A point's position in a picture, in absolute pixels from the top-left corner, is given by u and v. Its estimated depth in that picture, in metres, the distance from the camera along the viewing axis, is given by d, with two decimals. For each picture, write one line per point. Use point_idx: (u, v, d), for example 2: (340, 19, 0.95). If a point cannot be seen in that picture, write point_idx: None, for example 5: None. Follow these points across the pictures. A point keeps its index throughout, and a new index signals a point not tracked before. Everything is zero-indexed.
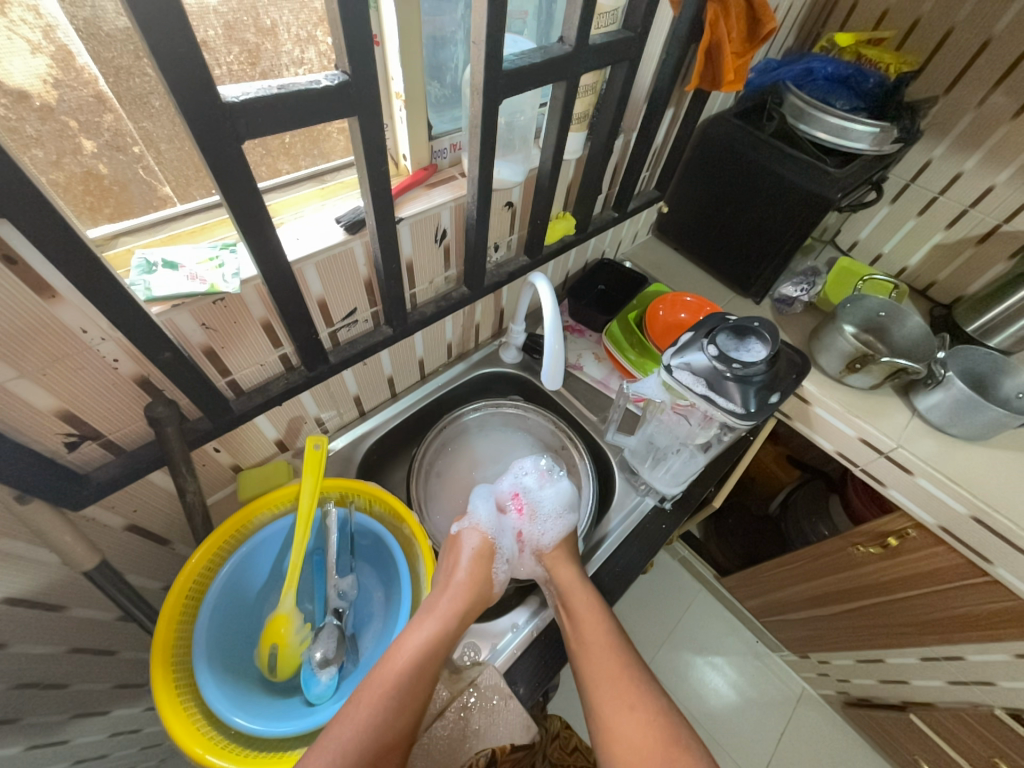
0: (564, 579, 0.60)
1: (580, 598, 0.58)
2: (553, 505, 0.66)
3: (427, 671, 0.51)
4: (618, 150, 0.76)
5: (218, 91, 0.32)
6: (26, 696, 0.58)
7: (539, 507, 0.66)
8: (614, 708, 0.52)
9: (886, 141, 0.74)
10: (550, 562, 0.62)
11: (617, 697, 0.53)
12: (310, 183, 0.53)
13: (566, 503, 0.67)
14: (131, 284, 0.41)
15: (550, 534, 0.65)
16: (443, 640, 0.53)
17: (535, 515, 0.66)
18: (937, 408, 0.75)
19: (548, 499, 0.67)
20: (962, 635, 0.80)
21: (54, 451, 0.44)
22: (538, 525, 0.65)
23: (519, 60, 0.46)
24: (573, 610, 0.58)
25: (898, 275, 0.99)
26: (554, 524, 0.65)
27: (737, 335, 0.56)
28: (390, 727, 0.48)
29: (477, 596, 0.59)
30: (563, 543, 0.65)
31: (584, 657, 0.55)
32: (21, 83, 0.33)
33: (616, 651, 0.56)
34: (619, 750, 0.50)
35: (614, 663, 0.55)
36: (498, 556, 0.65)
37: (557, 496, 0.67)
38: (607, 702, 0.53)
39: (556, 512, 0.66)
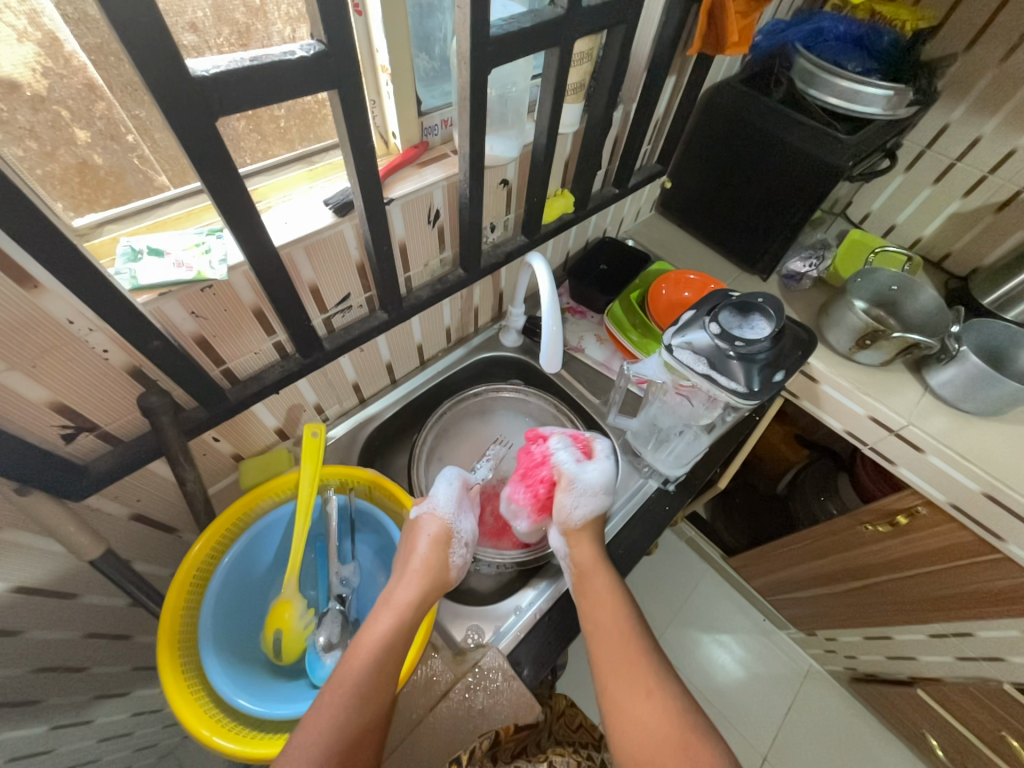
0: (583, 559, 0.60)
1: (599, 580, 0.58)
2: (594, 480, 0.62)
3: (389, 663, 0.50)
4: (617, 123, 0.72)
5: (186, 65, 0.30)
6: (46, 679, 0.60)
7: (577, 479, 0.62)
8: (628, 692, 0.52)
9: (900, 105, 0.71)
10: (573, 540, 0.61)
11: (631, 682, 0.52)
12: (298, 165, 0.51)
13: (603, 484, 0.63)
14: (117, 274, 0.40)
15: (583, 508, 0.61)
16: (401, 631, 0.52)
17: (571, 487, 0.62)
18: (950, 383, 0.73)
19: (592, 473, 0.63)
20: (972, 611, 0.80)
21: (51, 442, 0.44)
22: (576, 495, 0.62)
23: (507, 26, 0.44)
24: (591, 591, 0.58)
25: (912, 247, 0.96)
26: (589, 500, 0.62)
27: (740, 312, 0.55)
28: (356, 724, 0.46)
29: (436, 585, 0.55)
30: (592, 522, 0.62)
31: (600, 638, 0.55)
32: (10, 73, 0.32)
33: (631, 637, 0.55)
34: (630, 732, 0.50)
35: (630, 648, 0.54)
36: (455, 540, 0.59)
37: (602, 469, 0.63)
38: (621, 687, 0.52)
39: (592, 489, 0.62)
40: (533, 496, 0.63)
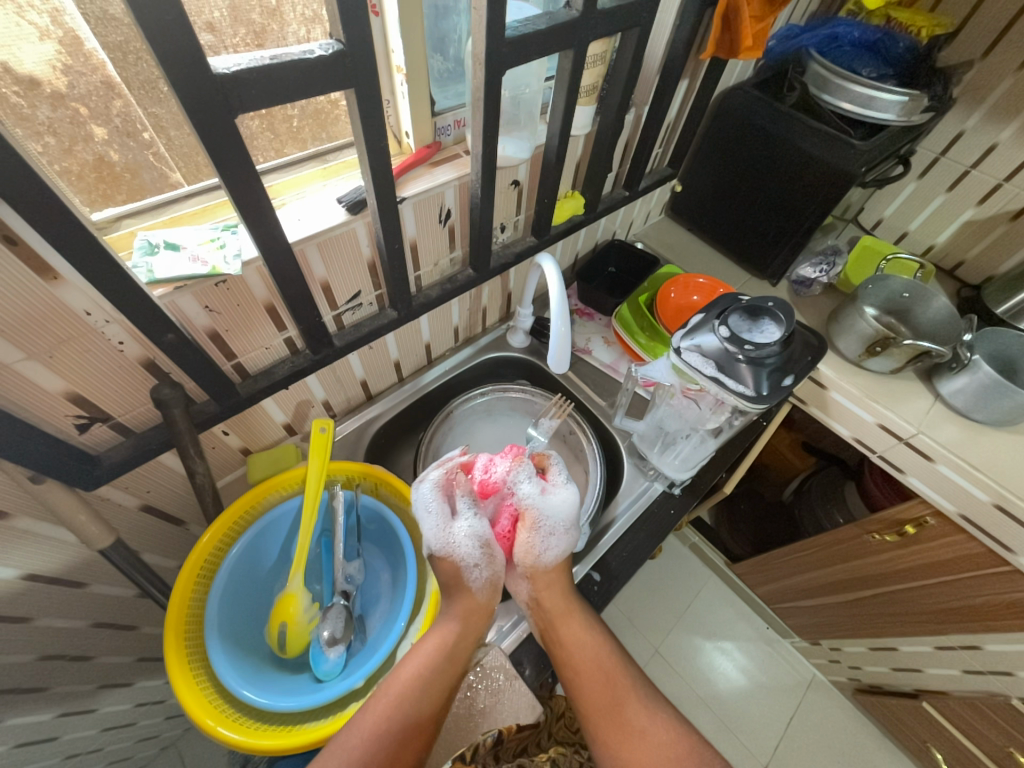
0: (550, 604, 0.57)
1: (574, 624, 0.56)
2: (563, 515, 0.59)
3: (437, 680, 0.51)
4: (628, 125, 0.72)
5: (208, 63, 0.31)
6: (52, 667, 0.61)
7: (543, 515, 0.59)
8: (636, 716, 0.51)
9: (915, 110, 0.70)
10: (540, 584, 0.58)
11: (634, 708, 0.52)
12: (312, 164, 0.52)
13: (573, 517, 0.60)
14: (134, 267, 0.41)
15: (555, 550, 0.59)
16: (448, 653, 0.53)
17: (538, 525, 0.59)
18: (961, 392, 0.72)
19: (556, 509, 0.59)
20: (979, 624, 0.79)
21: (65, 432, 0.44)
22: (543, 534, 0.59)
23: (521, 27, 0.44)
24: (562, 637, 0.56)
25: (925, 254, 0.95)
26: (558, 537, 0.59)
27: (750, 316, 0.54)
28: (402, 733, 0.47)
29: (479, 616, 0.57)
30: (563, 561, 0.60)
31: (592, 676, 0.54)
32: (32, 71, 0.33)
33: (620, 666, 0.56)
34: None
35: (623, 678, 0.55)
36: (468, 566, 0.58)
37: (564, 499, 0.60)
38: (626, 712, 0.52)
39: (560, 524, 0.59)
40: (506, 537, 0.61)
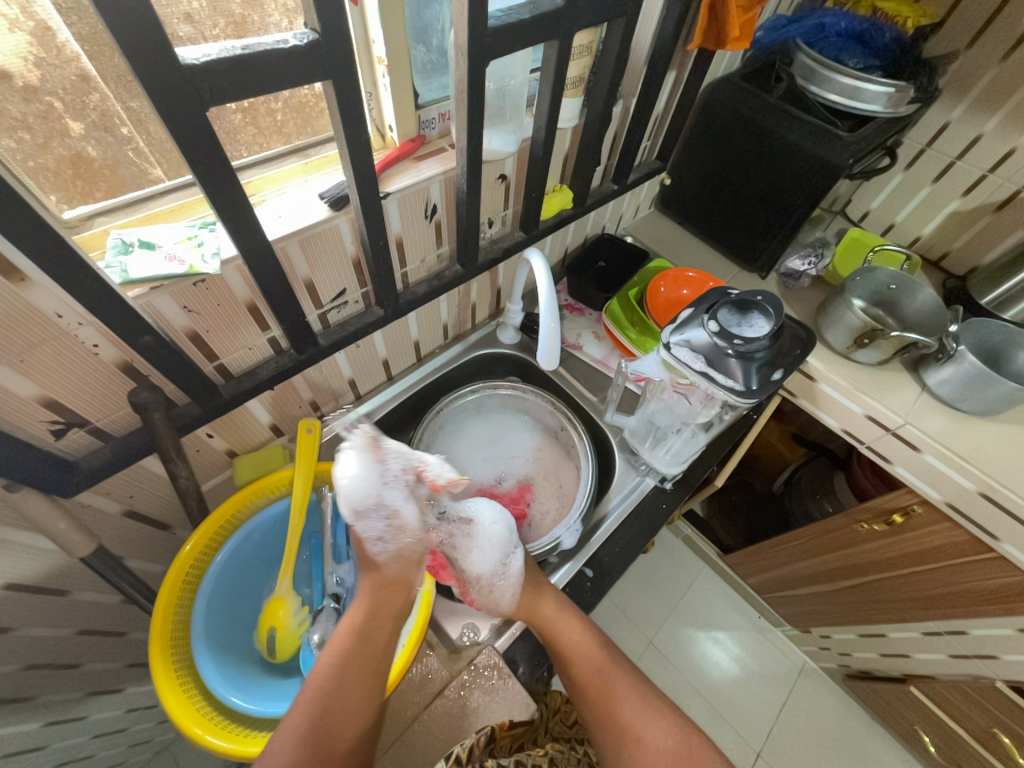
0: (545, 616, 0.56)
1: (568, 629, 0.57)
2: (483, 560, 0.56)
3: (362, 664, 0.48)
4: (616, 118, 0.71)
5: (175, 52, 0.29)
6: (38, 676, 0.60)
7: (471, 569, 0.57)
8: (636, 713, 0.54)
9: (901, 102, 0.70)
10: (525, 612, 0.56)
11: (636, 707, 0.55)
12: (293, 158, 0.50)
13: (500, 553, 0.56)
14: (107, 267, 0.40)
15: (502, 597, 0.55)
16: (370, 633, 0.50)
17: (473, 578, 0.57)
18: (947, 383, 0.73)
19: (476, 559, 0.56)
20: (964, 610, 0.80)
21: (41, 438, 0.43)
22: (485, 585, 0.56)
23: (506, 17, 0.43)
24: (561, 645, 0.57)
25: (911, 245, 0.95)
26: (495, 582, 0.56)
27: (739, 310, 0.54)
28: (332, 725, 0.44)
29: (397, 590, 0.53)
30: (518, 593, 0.56)
31: (592, 674, 0.57)
32: (1, 62, 0.32)
33: (616, 665, 0.58)
34: None
35: (622, 678, 0.57)
36: (374, 540, 0.52)
37: (482, 537, 0.57)
38: (629, 711, 0.54)
39: (488, 569, 0.56)
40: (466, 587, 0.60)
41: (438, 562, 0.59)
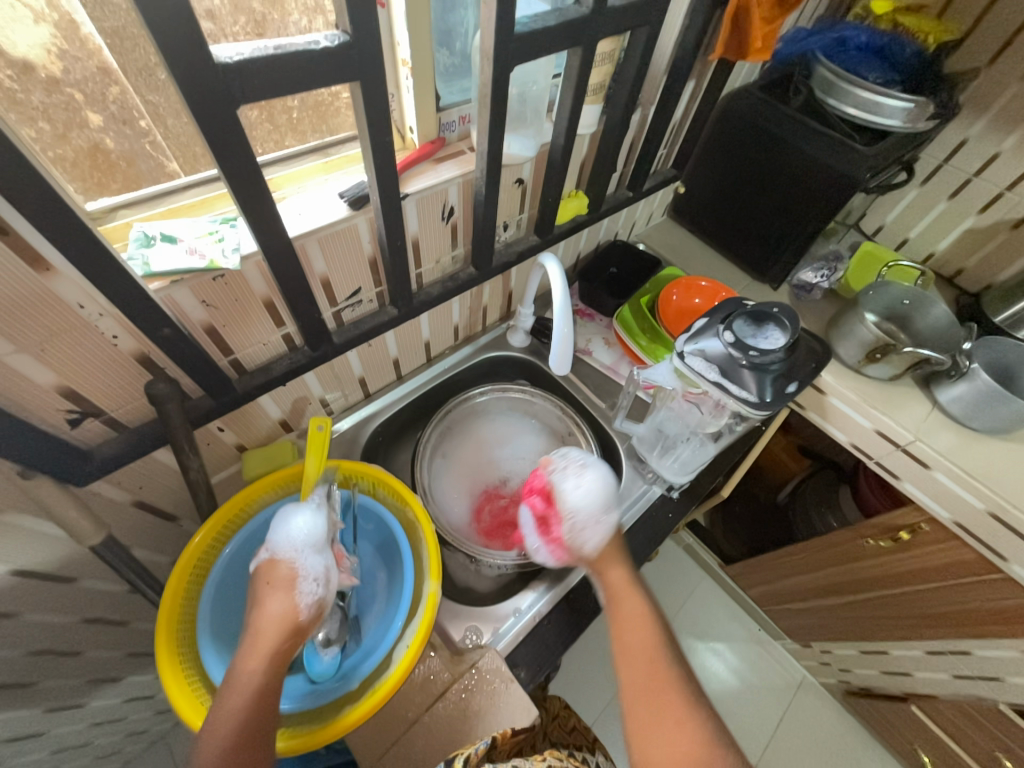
0: (613, 580, 0.55)
1: (630, 603, 0.53)
2: (592, 503, 0.59)
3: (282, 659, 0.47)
4: (634, 125, 0.72)
5: (210, 51, 0.30)
6: (41, 662, 0.60)
7: (574, 507, 0.59)
8: (653, 722, 0.46)
9: (921, 116, 0.69)
10: (600, 565, 0.57)
11: (657, 716, 0.46)
12: (313, 157, 0.51)
13: (604, 502, 0.59)
14: (129, 259, 0.40)
15: (591, 540, 0.57)
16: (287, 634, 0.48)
17: (572, 518, 0.58)
18: (959, 401, 0.72)
19: (584, 500, 0.59)
20: (970, 631, 0.80)
21: (56, 427, 0.43)
22: (580, 528, 0.58)
23: (531, 23, 0.43)
24: (620, 611, 0.53)
25: (925, 261, 0.95)
26: (594, 527, 0.58)
27: (754, 321, 0.54)
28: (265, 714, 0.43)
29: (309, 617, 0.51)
30: (607, 547, 0.57)
31: (628, 661, 0.50)
32: (25, 54, 0.32)
33: (664, 668, 0.49)
34: None
35: (667, 671, 0.48)
36: (302, 576, 0.51)
37: (594, 484, 0.60)
38: (647, 717, 0.46)
39: (592, 515, 0.58)
40: (551, 533, 0.60)
41: (545, 500, 0.62)
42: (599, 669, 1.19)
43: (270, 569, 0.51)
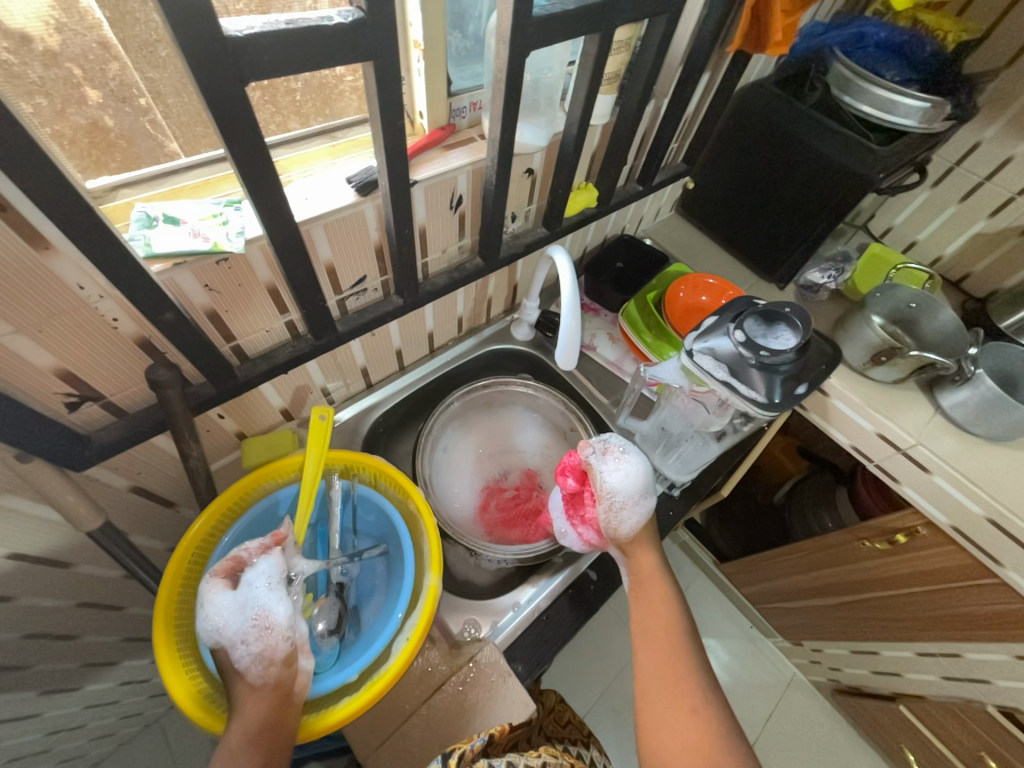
0: (645, 566, 0.59)
1: (655, 589, 0.57)
2: (632, 488, 0.59)
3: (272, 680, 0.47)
4: (647, 117, 0.70)
5: (220, 23, 0.29)
6: (37, 645, 0.60)
7: (613, 491, 0.59)
8: (667, 701, 0.50)
9: (937, 118, 0.68)
10: (632, 549, 0.60)
11: (672, 701, 0.50)
12: (320, 140, 0.49)
13: (643, 487, 0.60)
14: (131, 240, 0.39)
15: (628, 524, 0.59)
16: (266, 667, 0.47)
17: (610, 501, 0.59)
18: (962, 406, 0.72)
19: (624, 485, 0.59)
20: (963, 634, 0.80)
21: (54, 410, 0.43)
22: (617, 511, 0.59)
23: (549, 6, 0.42)
24: (645, 596, 0.57)
25: (932, 265, 0.94)
26: (631, 512, 0.59)
27: (766, 321, 0.53)
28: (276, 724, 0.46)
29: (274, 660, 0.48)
30: (640, 530, 0.60)
31: (649, 643, 0.54)
32: (22, 25, 0.31)
33: (680, 654, 0.52)
34: (667, 742, 0.48)
35: (683, 660, 0.52)
36: (231, 646, 0.47)
37: (634, 468, 0.60)
38: (661, 697, 0.50)
39: (631, 498, 0.59)
40: (584, 510, 0.62)
41: (579, 478, 0.62)
42: (592, 662, 1.20)
43: (212, 647, 0.48)
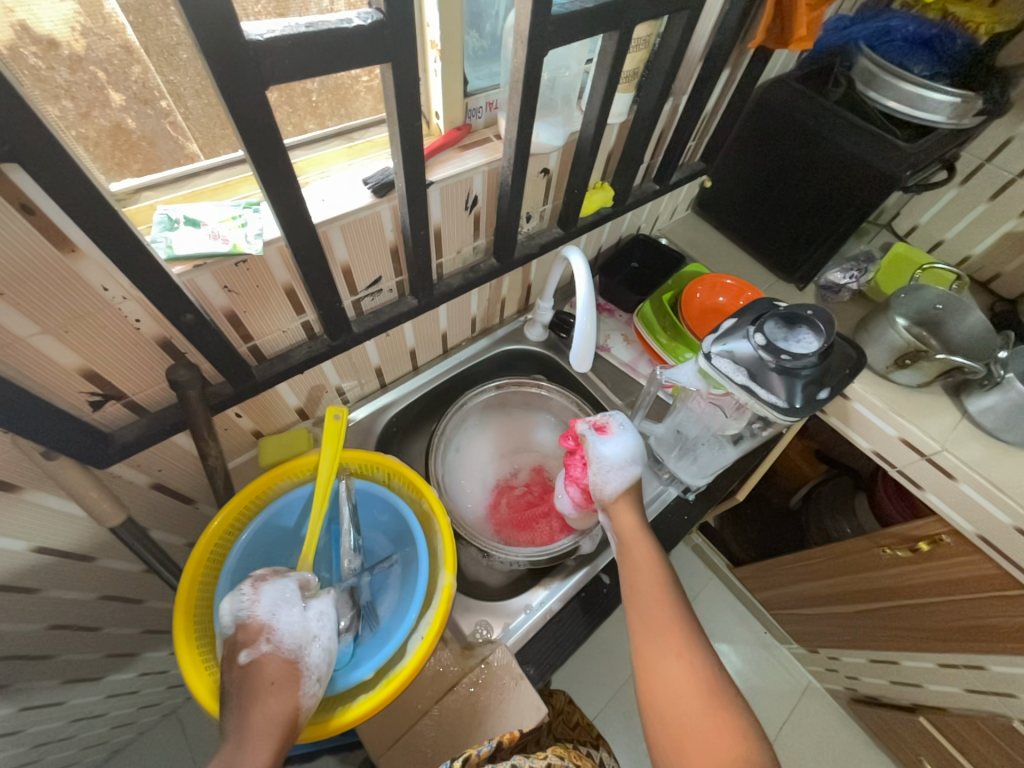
0: (625, 526, 0.59)
1: (640, 547, 0.58)
2: (619, 454, 0.61)
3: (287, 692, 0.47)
4: (665, 115, 0.70)
5: (241, 28, 0.29)
6: (61, 635, 0.62)
7: (600, 455, 0.62)
8: (658, 654, 0.50)
9: (967, 113, 0.67)
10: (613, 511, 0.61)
11: (660, 649, 0.50)
12: (336, 141, 0.50)
13: (631, 456, 0.62)
14: (153, 241, 0.40)
15: (612, 486, 0.61)
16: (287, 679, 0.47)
17: (596, 463, 0.61)
18: (990, 411, 0.70)
19: (612, 451, 0.62)
20: (988, 646, 0.78)
21: (78, 408, 0.44)
22: (602, 473, 0.61)
23: (569, 4, 0.41)
24: (630, 555, 0.58)
25: (959, 265, 0.91)
26: (616, 476, 0.61)
27: (787, 323, 0.52)
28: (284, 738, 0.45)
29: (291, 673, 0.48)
30: (626, 497, 0.61)
31: (638, 606, 0.54)
32: (51, 31, 0.32)
33: (669, 605, 0.53)
34: (661, 693, 0.48)
35: (672, 611, 0.53)
36: (306, 674, 0.48)
37: (625, 438, 0.63)
38: (651, 649, 0.51)
39: (617, 463, 0.61)
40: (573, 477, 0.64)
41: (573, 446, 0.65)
42: (602, 665, 1.19)
43: (239, 664, 0.47)
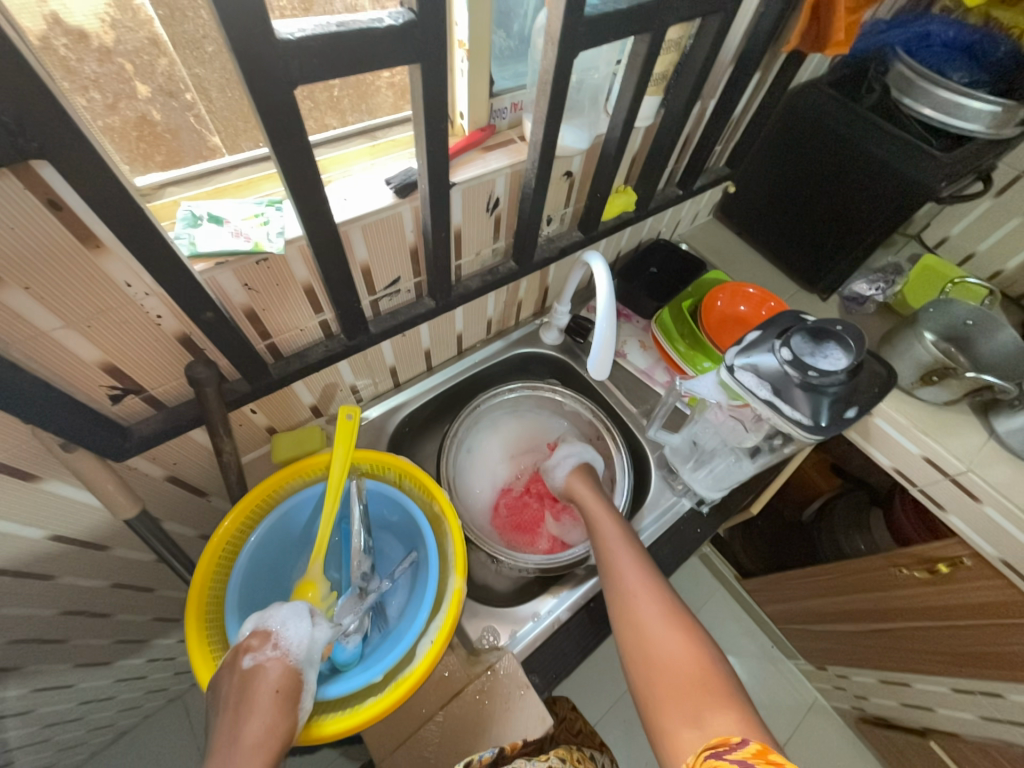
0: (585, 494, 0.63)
1: (603, 509, 0.61)
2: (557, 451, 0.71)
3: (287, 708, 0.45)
4: (692, 118, 0.68)
5: (272, 27, 0.28)
6: (73, 621, 0.62)
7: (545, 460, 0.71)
8: (627, 593, 0.51)
9: (1007, 124, 0.64)
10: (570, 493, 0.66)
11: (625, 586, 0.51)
12: (360, 140, 0.49)
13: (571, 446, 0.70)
14: (176, 238, 0.40)
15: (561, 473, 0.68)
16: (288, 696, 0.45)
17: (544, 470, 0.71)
18: (1018, 433, 0.67)
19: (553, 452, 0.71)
20: (1006, 674, 0.75)
21: (97, 400, 0.44)
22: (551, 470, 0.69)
23: (602, 6, 0.40)
24: (592, 516, 0.60)
25: (991, 280, 0.88)
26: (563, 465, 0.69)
27: (814, 338, 0.50)
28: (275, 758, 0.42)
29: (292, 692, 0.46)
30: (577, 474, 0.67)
31: (606, 557, 0.55)
32: (82, 23, 0.32)
33: (633, 553, 0.55)
34: (632, 629, 0.48)
35: (637, 555, 0.54)
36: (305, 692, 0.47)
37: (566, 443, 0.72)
38: (620, 593, 0.51)
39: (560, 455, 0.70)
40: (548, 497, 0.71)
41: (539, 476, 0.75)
42: (605, 671, 1.18)
43: (244, 670, 0.46)
